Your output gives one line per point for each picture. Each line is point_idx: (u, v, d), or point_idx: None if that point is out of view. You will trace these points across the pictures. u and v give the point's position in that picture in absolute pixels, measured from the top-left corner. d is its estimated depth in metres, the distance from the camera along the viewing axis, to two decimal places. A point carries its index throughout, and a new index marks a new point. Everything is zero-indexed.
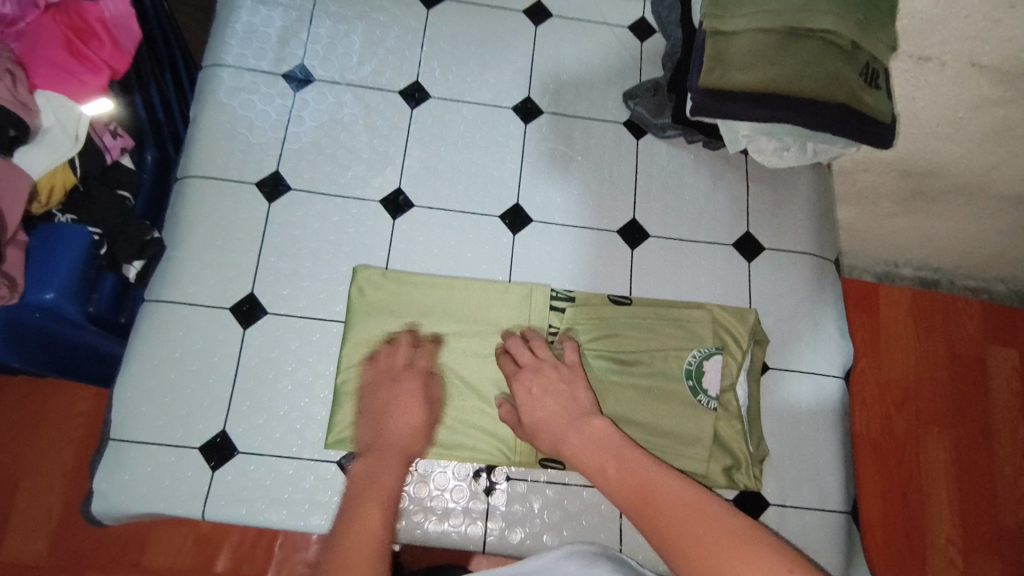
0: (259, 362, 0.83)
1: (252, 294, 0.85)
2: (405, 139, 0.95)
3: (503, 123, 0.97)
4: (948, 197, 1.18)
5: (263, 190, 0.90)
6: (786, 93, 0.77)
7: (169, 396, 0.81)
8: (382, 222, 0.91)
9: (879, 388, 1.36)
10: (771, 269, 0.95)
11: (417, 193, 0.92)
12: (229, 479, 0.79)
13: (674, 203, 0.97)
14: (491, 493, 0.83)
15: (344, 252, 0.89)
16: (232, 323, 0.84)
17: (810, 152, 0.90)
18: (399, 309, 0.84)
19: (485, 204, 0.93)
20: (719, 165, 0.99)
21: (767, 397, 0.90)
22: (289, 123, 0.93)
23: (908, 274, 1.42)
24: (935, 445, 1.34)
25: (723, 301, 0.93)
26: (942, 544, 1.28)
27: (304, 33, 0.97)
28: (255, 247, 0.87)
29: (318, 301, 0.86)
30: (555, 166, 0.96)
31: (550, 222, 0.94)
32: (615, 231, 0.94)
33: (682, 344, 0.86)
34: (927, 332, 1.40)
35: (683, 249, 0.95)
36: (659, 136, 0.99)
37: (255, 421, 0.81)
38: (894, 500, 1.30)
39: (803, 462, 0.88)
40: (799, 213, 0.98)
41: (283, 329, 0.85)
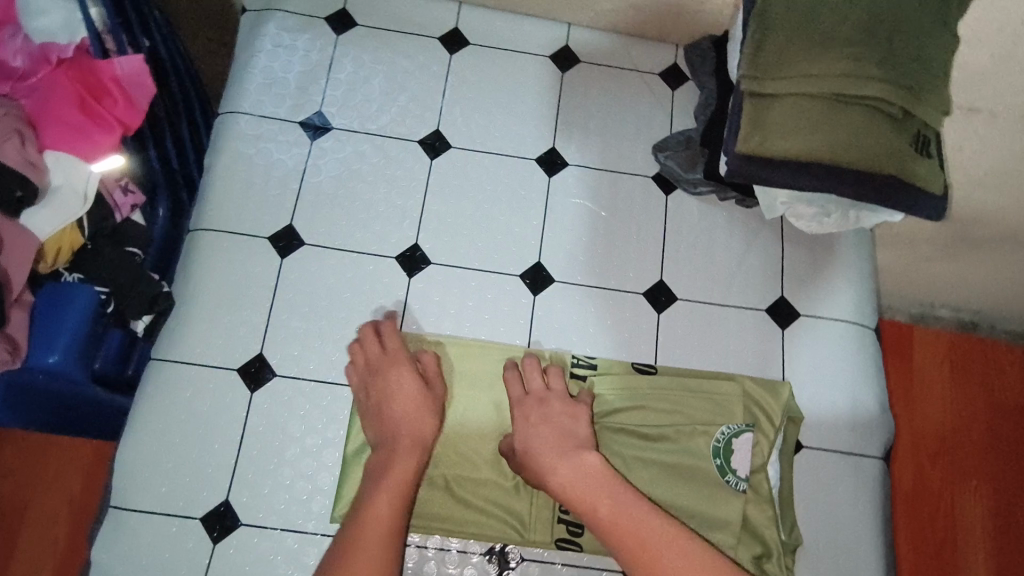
0: (265, 427, 0.80)
1: (262, 354, 0.83)
2: (424, 191, 0.91)
3: (527, 175, 0.93)
4: (995, 245, 1.05)
5: (277, 244, 0.87)
6: (830, 162, 0.73)
7: (173, 460, 0.78)
8: (398, 281, 0.87)
9: (913, 438, 1.27)
10: (807, 337, 0.90)
11: (435, 250, 0.89)
12: (231, 552, 0.76)
13: (704, 263, 0.92)
14: (503, 574, 0.78)
15: (359, 311, 0.85)
16: (240, 385, 0.81)
17: (852, 219, 0.85)
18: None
19: (506, 263, 0.89)
20: (754, 223, 0.94)
21: (801, 478, 0.84)
22: (305, 172, 0.90)
23: (946, 316, 1.29)
24: (972, 501, 1.24)
25: (755, 372, 0.88)
26: None
27: (323, 79, 0.95)
28: (266, 305, 0.85)
29: (329, 363, 0.83)
30: (580, 222, 0.92)
31: (571, 282, 0.89)
32: (641, 294, 0.90)
33: (710, 419, 0.81)
34: (965, 380, 1.31)
35: (713, 313, 0.90)
36: (690, 192, 0.94)
37: (260, 491, 0.78)
38: (927, 559, 1.21)
39: (839, 552, 0.82)
40: (839, 276, 0.93)
41: (292, 392, 0.82)
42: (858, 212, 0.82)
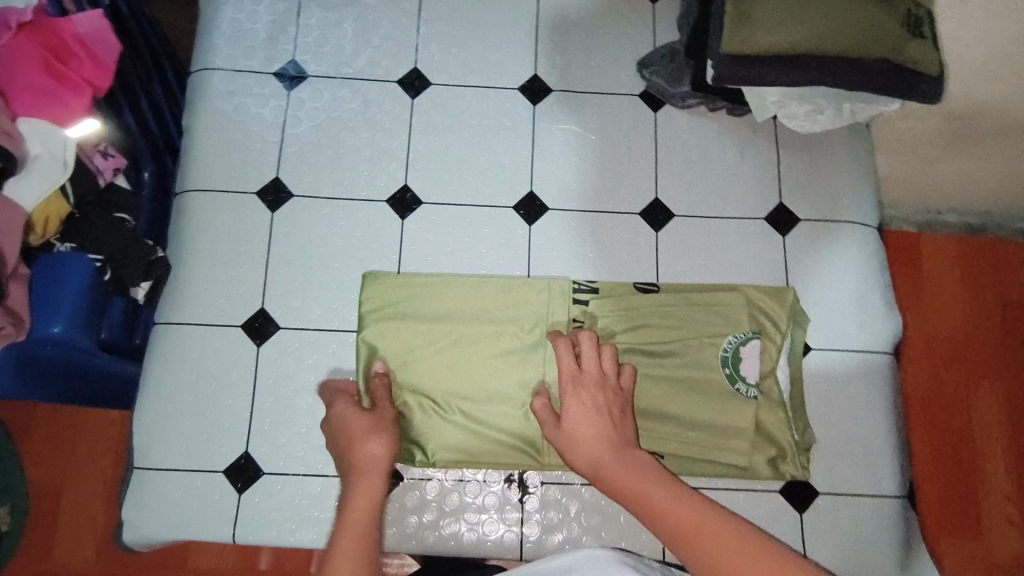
0: (276, 377, 0.82)
1: (263, 308, 0.83)
2: (409, 131, 0.90)
3: (510, 105, 0.92)
4: (994, 139, 0.99)
5: (266, 199, 0.87)
6: (820, 52, 0.70)
7: (189, 419, 0.80)
8: (391, 223, 0.87)
9: (926, 345, 1.24)
10: (807, 241, 0.89)
11: (425, 189, 0.88)
12: (257, 501, 0.78)
13: (698, 177, 0.91)
14: (525, 498, 0.80)
15: (355, 258, 0.86)
16: (245, 339, 0.82)
17: (847, 113, 0.83)
18: (416, 315, 0.81)
19: (498, 196, 0.89)
20: (745, 132, 0.93)
21: (809, 381, 0.85)
22: (284, 124, 0.90)
23: (952, 222, 1.25)
24: (986, 400, 1.23)
25: (755, 281, 0.88)
26: (997, 500, 1.19)
27: (293, 27, 0.94)
28: (262, 259, 0.85)
29: (331, 311, 0.84)
30: (568, 147, 0.91)
31: (566, 209, 0.89)
32: (637, 213, 0.89)
33: (717, 330, 0.81)
34: (975, 282, 1.27)
35: (709, 227, 0.89)
36: (679, 106, 0.93)
37: (278, 440, 0.80)
38: (946, 461, 1.20)
39: (852, 448, 0.83)
40: (836, 178, 0.92)
41: (299, 342, 0.83)
42: (851, 104, 0.81)
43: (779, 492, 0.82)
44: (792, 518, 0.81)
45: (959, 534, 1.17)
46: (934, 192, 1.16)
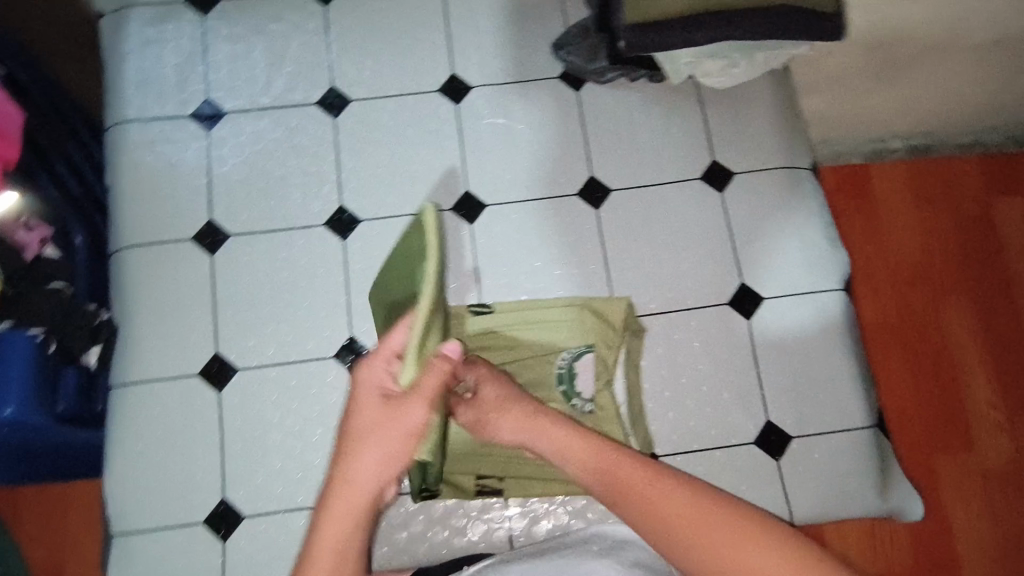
0: (241, 400, 0.88)
1: (217, 352, 0.90)
2: (338, 150, 0.98)
3: (434, 110, 0.99)
4: (919, 58, 1.06)
5: (204, 242, 0.93)
6: (722, 9, 0.75)
7: (162, 470, 0.86)
8: (332, 244, 0.94)
9: (891, 269, 1.31)
10: (740, 191, 0.98)
11: (360, 207, 0.96)
12: (243, 543, 0.84)
13: (623, 147, 0.99)
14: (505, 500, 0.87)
15: (309, 282, 0.92)
16: (204, 387, 0.88)
17: (761, 62, 0.91)
18: (506, 330, 0.91)
19: (436, 198, 0.96)
20: (668, 96, 1.01)
21: (760, 332, 0.93)
22: (210, 166, 0.96)
23: (898, 147, 1.34)
24: (956, 313, 1.29)
25: (691, 234, 0.96)
26: (983, 407, 1.25)
27: (202, 68, 1.00)
28: (208, 299, 0.91)
29: (299, 329, 0.91)
30: (496, 138, 0.99)
31: (505, 200, 0.97)
32: (573, 193, 0.97)
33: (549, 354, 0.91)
34: (928, 199, 1.34)
35: (644, 194, 0.97)
36: (601, 81, 1.01)
37: (253, 481, 0.86)
38: (928, 379, 1.26)
39: (812, 387, 0.91)
40: (759, 123, 1.00)
41: (261, 380, 0.89)
42: (762, 54, 0.88)
43: (755, 444, 0.90)
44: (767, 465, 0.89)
45: (949, 450, 1.23)
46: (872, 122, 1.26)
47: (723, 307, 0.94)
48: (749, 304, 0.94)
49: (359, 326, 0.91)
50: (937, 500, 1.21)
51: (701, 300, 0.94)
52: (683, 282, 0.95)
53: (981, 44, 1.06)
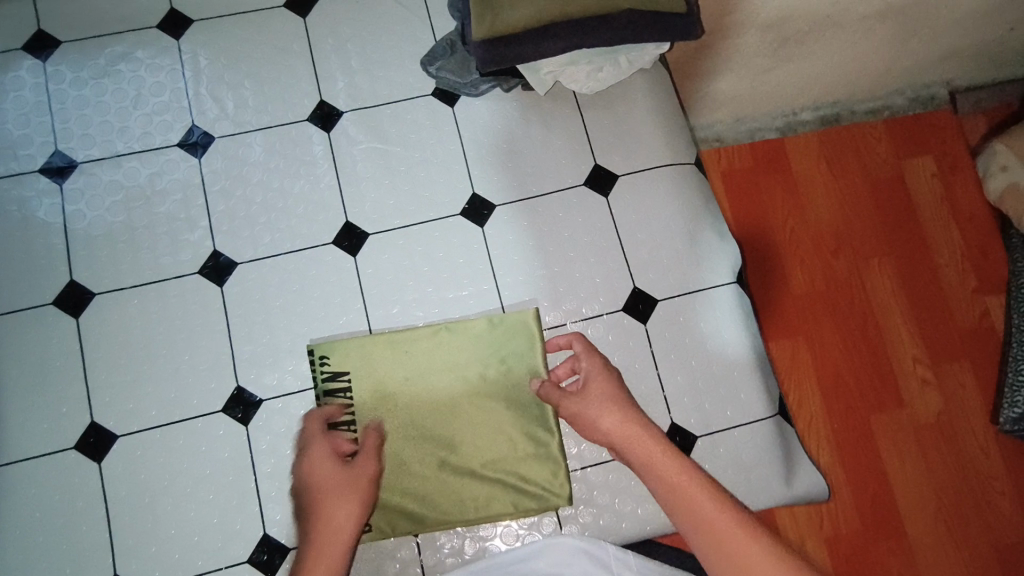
0: (143, 477, 0.77)
1: (94, 422, 0.77)
2: (204, 195, 0.84)
3: (303, 138, 0.87)
4: (815, 36, 1.09)
5: (65, 308, 0.80)
6: (567, 17, 0.72)
7: (47, 564, 0.73)
8: (209, 295, 0.81)
9: (814, 240, 1.31)
10: (630, 195, 0.89)
11: (235, 250, 0.83)
12: None
13: (509, 159, 0.88)
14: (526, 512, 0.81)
15: (182, 336, 0.80)
16: (85, 461, 0.76)
17: (628, 66, 0.83)
18: (390, 367, 0.78)
19: (311, 234, 0.84)
20: (549, 103, 0.90)
21: (658, 328, 0.84)
22: (66, 222, 0.82)
23: (808, 118, 1.36)
24: (880, 276, 1.30)
25: (602, 233, 0.87)
26: (909, 364, 1.26)
27: (49, 113, 0.86)
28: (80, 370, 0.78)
29: (221, 379, 0.79)
30: (372, 164, 0.87)
31: (388, 230, 0.85)
32: (458, 214, 0.86)
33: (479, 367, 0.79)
34: (840, 163, 1.36)
35: (534, 206, 0.87)
36: (474, 94, 0.90)
37: (186, 539, 0.76)
38: (858, 348, 1.26)
39: (715, 386, 0.83)
40: (643, 129, 0.91)
41: (146, 445, 0.77)
42: (625, 57, 0.80)
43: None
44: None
45: (880, 409, 1.23)
46: (766, 97, 1.28)
47: (677, 297, 0.86)
48: (646, 307, 0.85)
49: (245, 373, 0.80)
50: (879, 468, 1.21)
51: (597, 309, 0.85)
52: (580, 291, 0.85)
53: (875, 13, 1.06)
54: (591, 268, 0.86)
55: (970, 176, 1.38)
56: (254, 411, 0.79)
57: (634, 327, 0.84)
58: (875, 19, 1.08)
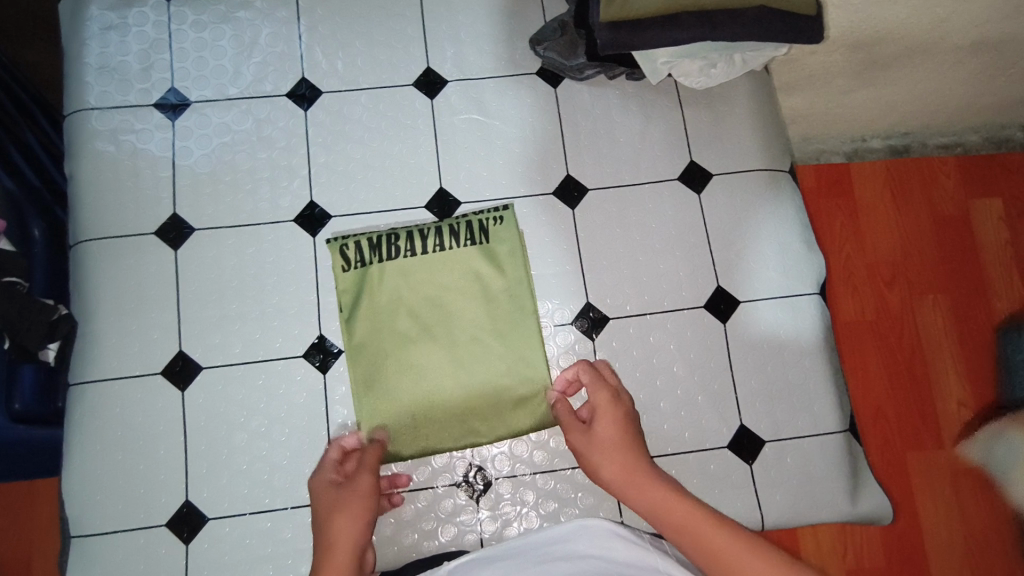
0: (207, 420, 0.79)
1: (182, 351, 0.81)
2: (307, 146, 0.87)
3: (407, 103, 0.89)
4: (903, 61, 1.03)
5: (166, 239, 0.83)
6: (695, 8, 0.71)
7: (125, 477, 0.78)
8: (302, 242, 0.84)
9: (867, 269, 1.19)
10: (723, 196, 0.88)
11: (332, 203, 0.85)
12: (206, 547, 0.77)
13: (607, 147, 0.89)
14: (554, 486, 0.80)
15: (270, 283, 0.83)
16: (168, 387, 0.80)
17: (858, 53, 1.01)
18: (413, 281, 0.80)
19: (407, 195, 0.86)
20: (647, 94, 0.91)
21: (736, 328, 0.85)
22: (174, 157, 0.85)
23: (878, 147, 1.25)
24: (932, 311, 1.18)
25: (686, 232, 0.87)
26: (954, 405, 1.15)
27: (168, 52, 0.88)
28: (173, 302, 0.82)
29: (308, 304, 0.83)
30: (474, 135, 0.88)
31: (478, 200, 0.87)
32: (552, 193, 0.87)
33: (467, 289, 0.81)
34: (907, 199, 1.23)
35: (625, 196, 0.88)
36: (578, 79, 0.90)
37: (239, 467, 0.79)
38: (901, 378, 1.15)
39: (789, 394, 0.84)
40: (740, 127, 0.91)
41: (227, 379, 0.80)
42: (741, 54, 0.80)
43: (726, 446, 0.82)
44: (741, 469, 0.82)
45: (918, 447, 1.13)
46: (844, 118, 1.19)
47: (744, 305, 0.86)
48: (727, 307, 0.86)
49: (329, 323, 0.82)
50: (909, 505, 1.11)
51: (679, 302, 0.85)
52: (662, 283, 0.86)
53: (972, 44, 1.01)
54: (675, 262, 0.86)
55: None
56: (333, 359, 0.82)
57: (712, 323, 0.85)
58: (967, 51, 1.02)
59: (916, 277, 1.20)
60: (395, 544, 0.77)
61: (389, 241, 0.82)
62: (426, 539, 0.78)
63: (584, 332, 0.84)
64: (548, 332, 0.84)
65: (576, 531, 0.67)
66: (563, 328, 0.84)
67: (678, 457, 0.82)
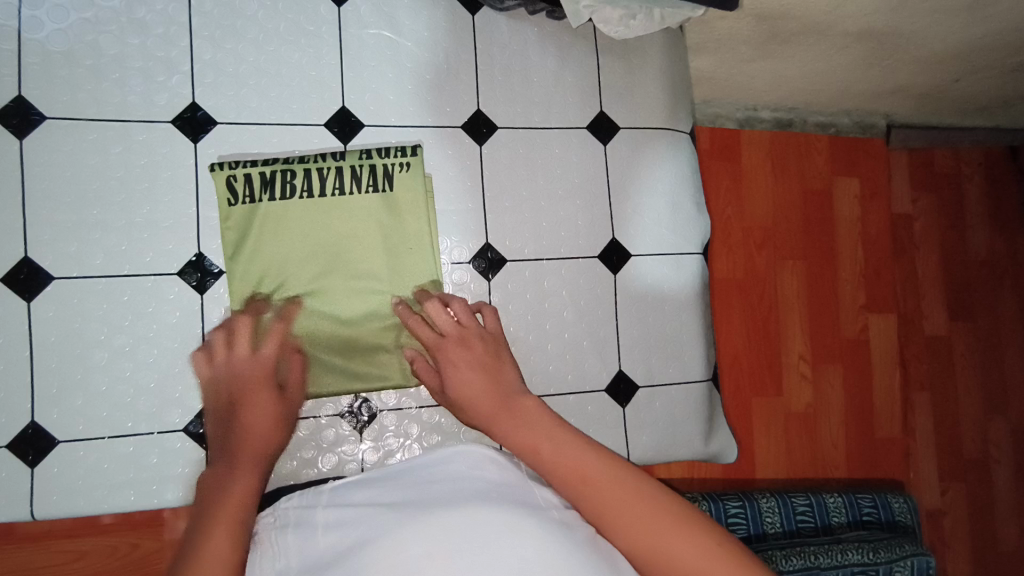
0: (59, 335, 0.72)
1: (27, 257, 0.71)
2: (189, 38, 0.77)
3: (310, 6, 0.81)
4: (800, 39, 1.10)
5: (8, 124, 0.72)
6: None
7: None
8: (180, 147, 0.76)
9: (741, 231, 1.29)
10: (628, 150, 0.90)
11: (217, 107, 0.77)
12: (55, 471, 0.71)
13: (521, 86, 0.87)
14: (436, 422, 0.81)
15: (140, 190, 0.74)
16: (10, 296, 0.71)
17: (764, 23, 1.05)
18: (308, 221, 0.76)
19: (304, 111, 0.80)
20: (566, 35, 0.89)
21: (625, 281, 0.89)
22: (20, 28, 0.72)
23: (766, 117, 1.32)
24: (789, 275, 1.31)
25: (589, 182, 0.89)
26: (795, 360, 1.30)
27: None
28: (16, 199, 0.71)
29: (185, 218, 0.75)
30: (383, 53, 0.82)
31: (384, 124, 0.82)
32: (459, 126, 0.84)
33: (365, 230, 0.78)
34: (784, 171, 1.32)
35: (534, 139, 0.87)
36: (497, 9, 0.85)
37: (97, 389, 0.72)
38: (756, 334, 1.28)
39: (664, 344, 0.90)
40: (651, 84, 0.92)
41: (84, 293, 0.72)
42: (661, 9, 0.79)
43: (604, 390, 0.88)
44: (614, 411, 0.88)
45: (763, 393, 1.27)
46: (741, 86, 1.24)
47: (634, 258, 0.89)
48: (619, 259, 0.89)
49: (210, 241, 0.76)
50: (748, 444, 1.26)
51: (576, 250, 0.87)
52: (561, 230, 0.87)
53: (859, 32, 1.08)
54: (575, 210, 0.88)
55: (880, 211, 1.38)
56: (212, 280, 0.76)
57: (603, 273, 0.88)
58: (853, 38, 1.10)
59: (781, 245, 1.31)
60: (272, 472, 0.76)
61: (284, 178, 0.76)
62: (305, 467, 0.77)
63: (480, 272, 0.84)
64: (445, 270, 0.83)
65: (457, 455, 0.68)
66: (460, 267, 0.83)
67: (560, 398, 0.86)
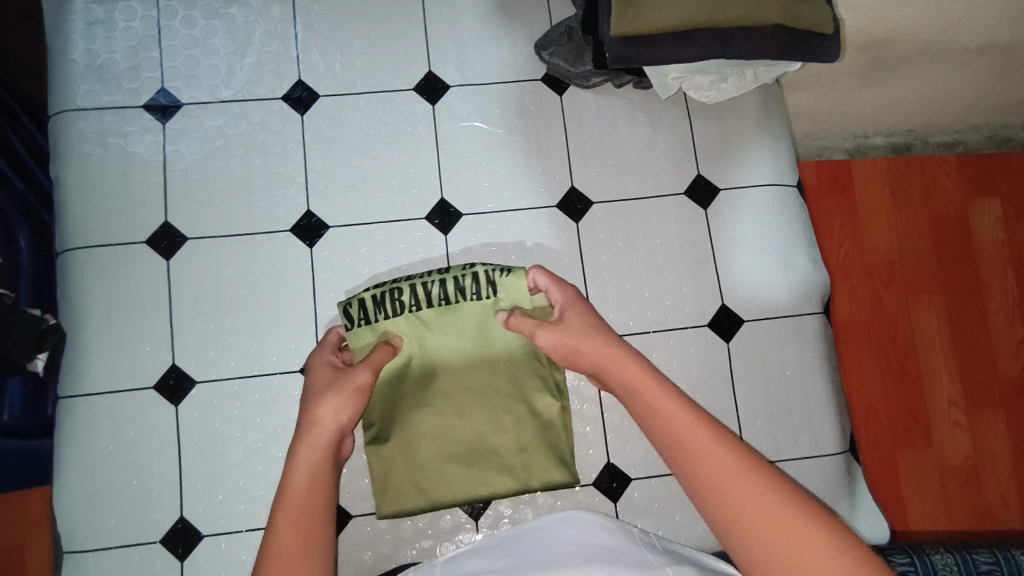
0: (202, 435, 0.78)
1: (174, 365, 0.79)
2: (303, 152, 0.84)
3: (408, 108, 0.86)
4: (910, 63, 1.04)
5: (157, 247, 0.81)
6: (711, 22, 0.67)
7: (116, 494, 0.76)
8: (298, 253, 0.82)
9: (864, 266, 1.18)
10: (729, 212, 0.87)
11: (329, 212, 0.83)
12: (202, 564, 0.76)
13: (613, 159, 0.87)
14: (550, 506, 0.80)
15: (266, 296, 0.81)
16: (161, 401, 0.78)
17: (866, 50, 1.01)
18: (421, 331, 0.73)
19: (407, 207, 0.84)
20: (655, 103, 0.88)
21: (739, 346, 0.84)
22: (165, 161, 0.82)
23: (880, 144, 1.23)
24: (927, 312, 1.18)
25: (692, 247, 0.86)
26: (945, 407, 1.15)
27: (157, 50, 0.85)
28: (164, 313, 0.80)
29: (305, 317, 0.81)
30: (477, 144, 0.86)
31: (480, 211, 0.84)
32: (554, 205, 0.85)
33: (474, 336, 0.73)
34: (907, 199, 1.21)
35: (630, 209, 0.86)
36: (583, 86, 0.87)
37: (234, 483, 0.77)
38: (895, 380, 1.15)
39: (790, 414, 0.83)
40: (750, 140, 0.88)
41: (221, 394, 0.79)
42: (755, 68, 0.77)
43: None
44: None
45: (908, 446, 1.14)
46: (847, 115, 1.16)
47: (748, 324, 0.84)
48: (731, 324, 0.84)
49: None
50: (897, 504, 1.12)
51: (683, 319, 0.84)
52: (666, 300, 0.84)
53: (980, 47, 1.02)
54: (680, 278, 0.85)
55: None
56: None
57: (716, 341, 0.84)
58: (975, 52, 1.03)
59: (913, 278, 1.19)
60: (394, 560, 0.78)
61: (393, 294, 0.71)
62: (424, 556, 0.78)
63: None
64: None
65: (564, 521, 0.69)
66: None
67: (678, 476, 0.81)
